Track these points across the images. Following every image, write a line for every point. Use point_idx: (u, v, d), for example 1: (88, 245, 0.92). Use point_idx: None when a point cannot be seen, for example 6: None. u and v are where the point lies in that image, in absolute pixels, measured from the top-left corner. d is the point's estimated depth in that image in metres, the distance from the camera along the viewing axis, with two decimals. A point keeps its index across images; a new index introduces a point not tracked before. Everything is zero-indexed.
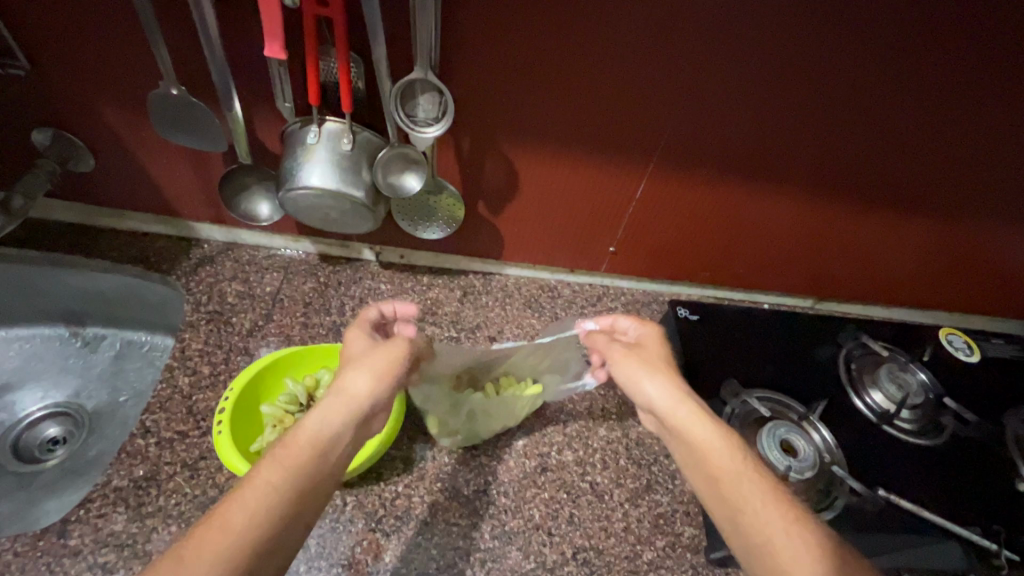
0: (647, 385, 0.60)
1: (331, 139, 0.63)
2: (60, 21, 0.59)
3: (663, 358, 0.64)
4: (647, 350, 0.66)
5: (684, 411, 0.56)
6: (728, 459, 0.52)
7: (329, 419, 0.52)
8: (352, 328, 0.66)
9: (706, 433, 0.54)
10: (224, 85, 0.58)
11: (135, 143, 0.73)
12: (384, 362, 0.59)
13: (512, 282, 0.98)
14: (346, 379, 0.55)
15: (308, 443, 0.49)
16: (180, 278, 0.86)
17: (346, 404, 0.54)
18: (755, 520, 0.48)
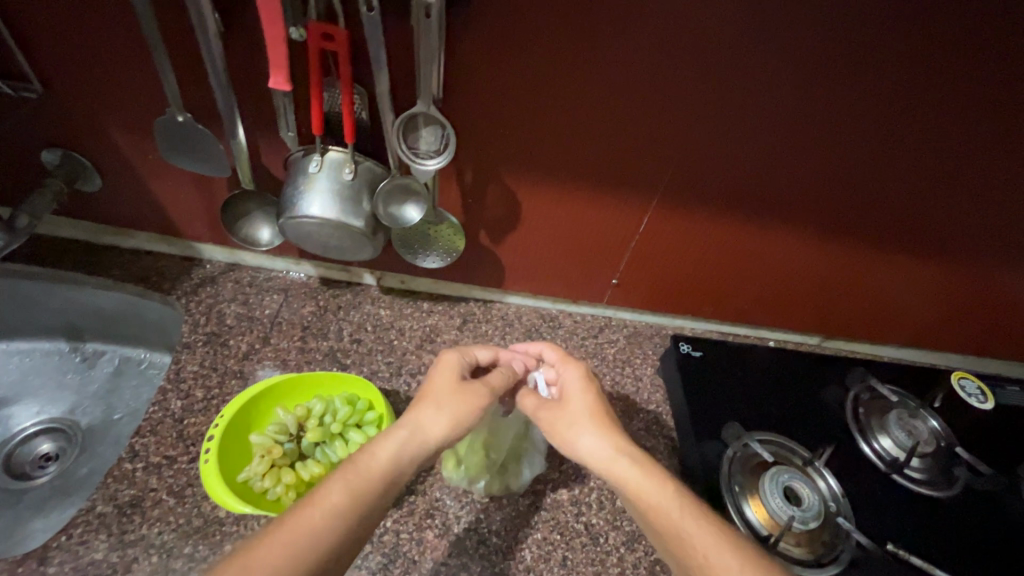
0: (583, 441, 0.59)
1: (333, 169, 0.63)
2: (73, 46, 0.60)
3: (591, 403, 0.64)
4: (569, 403, 0.64)
5: (622, 466, 0.56)
6: (668, 510, 0.52)
7: (403, 455, 0.53)
8: (447, 351, 0.67)
9: (649, 488, 0.53)
10: (228, 114, 0.59)
11: (142, 165, 0.74)
12: (467, 404, 0.60)
13: (512, 311, 0.97)
14: (428, 415, 0.57)
15: (381, 474, 0.50)
16: (180, 298, 0.86)
17: (424, 440, 0.55)
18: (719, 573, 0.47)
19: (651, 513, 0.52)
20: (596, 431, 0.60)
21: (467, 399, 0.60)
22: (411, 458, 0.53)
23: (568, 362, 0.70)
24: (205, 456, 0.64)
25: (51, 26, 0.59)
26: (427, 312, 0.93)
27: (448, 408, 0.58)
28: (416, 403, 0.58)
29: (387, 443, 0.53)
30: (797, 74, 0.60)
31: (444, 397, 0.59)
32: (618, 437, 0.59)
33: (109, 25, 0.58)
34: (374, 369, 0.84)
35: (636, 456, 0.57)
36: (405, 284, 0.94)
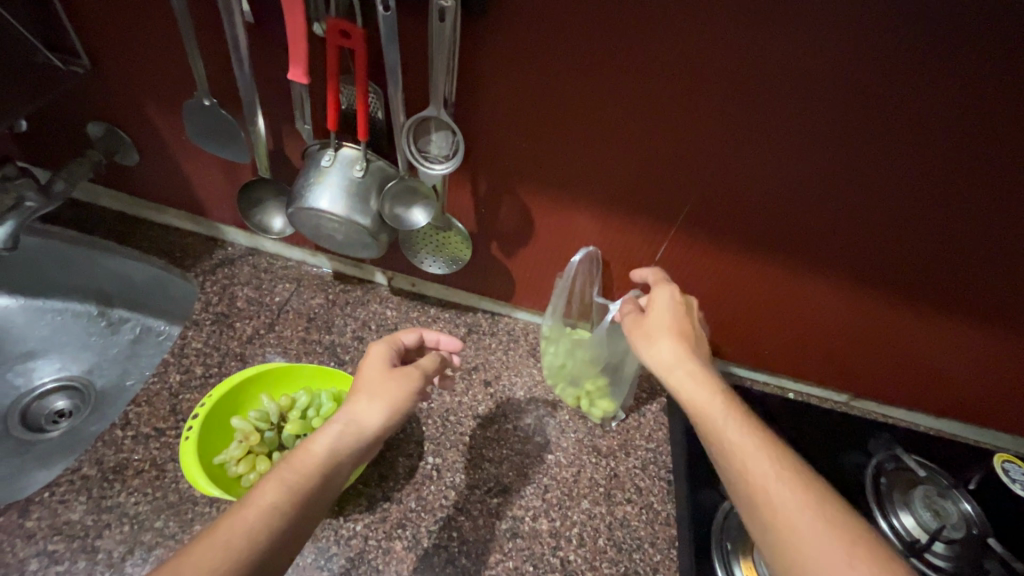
0: (659, 347, 0.60)
1: (344, 165, 0.64)
2: (119, 27, 0.63)
3: (675, 315, 0.63)
4: (648, 316, 0.64)
5: (698, 377, 0.56)
6: (709, 404, 0.54)
7: (340, 446, 0.52)
8: (375, 342, 0.65)
9: (701, 390, 0.55)
10: (250, 103, 0.60)
11: (175, 145, 0.77)
12: (400, 388, 0.58)
13: (519, 328, 0.94)
14: (365, 404, 0.56)
15: (318, 463, 0.50)
16: (197, 276, 0.88)
17: (361, 431, 0.54)
18: (761, 484, 0.48)
19: (708, 416, 0.53)
20: (676, 342, 0.60)
21: (401, 383, 0.59)
22: (350, 447, 0.53)
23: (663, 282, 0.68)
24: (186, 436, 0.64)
25: (102, 6, 0.62)
26: (433, 318, 0.92)
27: (383, 396, 0.57)
28: (349, 397, 0.57)
29: (327, 435, 0.52)
30: (827, 109, 0.57)
31: (375, 388, 0.57)
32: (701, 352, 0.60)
33: (150, 9, 0.60)
34: None
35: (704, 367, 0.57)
36: (416, 287, 0.93)
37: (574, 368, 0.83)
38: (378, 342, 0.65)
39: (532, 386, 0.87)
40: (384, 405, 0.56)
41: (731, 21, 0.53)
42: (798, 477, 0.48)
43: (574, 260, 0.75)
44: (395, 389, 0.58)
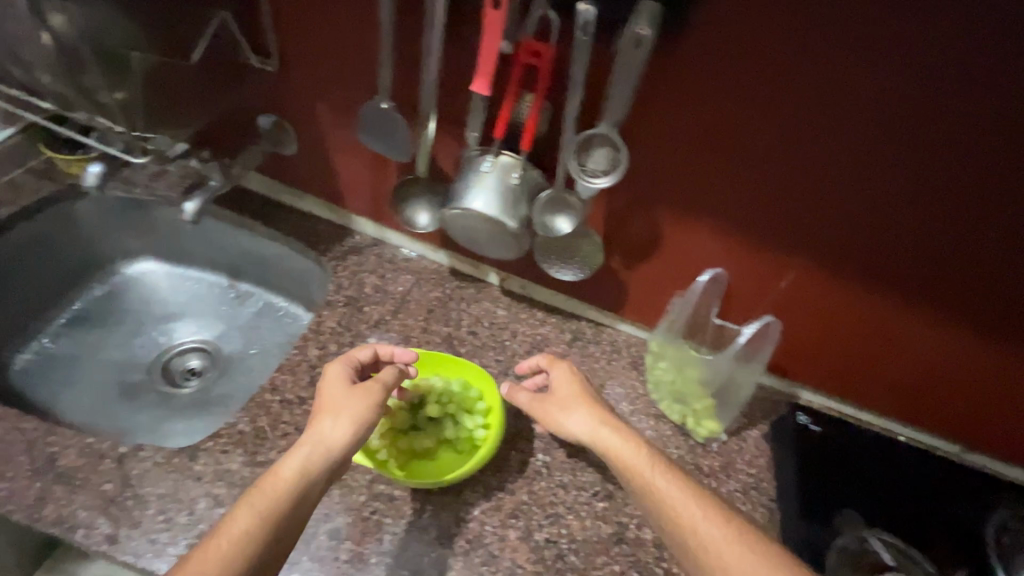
0: (571, 422, 0.69)
1: (502, 170, 0.68)
2: (318, 28, 0.70)
3: (578, 392, 0.72)
4: (558, 396, 0.72)
5: (608, 443, 0.65)
6: (639, 469, 0.62)
7: (309, 461, 0.59)
8: (330, 363, 0.70)
9: (633, 458, 0.63)
10: (428, 108, 0.66)
11: (333, 139, 0.85)
12: (366, 405, 0.65)
13: (623, 339, 0.95)
14: (331, 423, 0.62)
15: (287, 482, 0.57)
16: (330, 261, 0.96)
17: (328, 445, 0.61)
18: (690, 534, 0.56)
19: (639, 474, 0.61)
20: (582, 419, 0.68)
21: (366, 399, 0.65)
22: (325, 458, 0.60)
23: (559, 360, 0.75)
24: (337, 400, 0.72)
25: (308, 9, 0.69)
26: (540, 321, 0.96)
27: (348, 412, 0.64)
28: (314, 418, 0.64)
29: (296, 456, 0.59)
30: (990, 159, 0.56)
31: (337, 407, 0.64)
32: (608, 418, 0.68)
33: (353, 14, 0.67)
34: (483, 363, 0.88)
35: (620, 435, 0.66)
36: (525, 290, 0.97)
37: (686, 385, 0.85)
38: (334, 363, 0.70)
39: (635, 398, 0.89)
40: (349, 420, 0.63)
41: (902, 67, 0.54)
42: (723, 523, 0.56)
43: (699, 280, 0.77)
44: (359, 404, 0.64)
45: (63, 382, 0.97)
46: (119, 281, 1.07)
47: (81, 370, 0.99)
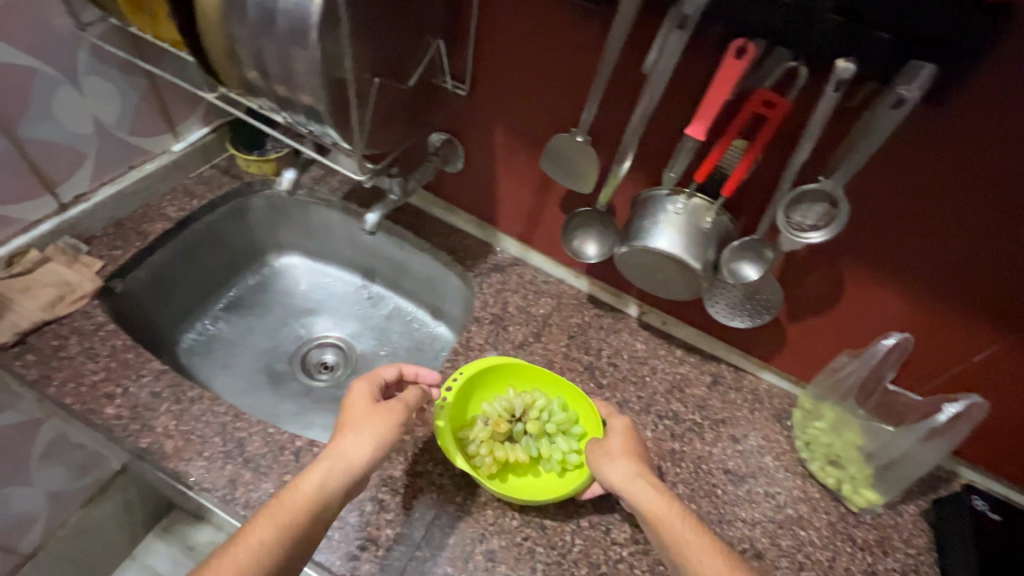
0: (611, 469, 0.66)
1: (693, 212, 0.67)
2: (523, 59, 0.72)
3: (629, 448, 0.69)
4: (607, 443, 0.69)
5: (641, 496, 0.63)
6: (666, 515, 0.61)
7: (329, 481, 0.60)
8: (356, 381, 0.70)
9: (661, 504, 0.62)
10: (630, 146, 0.65)
11: (502, 161, 0.87)
12: (385, 425, 0.65)
13: (763, 388, 0.92)
14: (351, 442, 0.63)
15: (308, 502, 0.58)
16: (476, 277, 0.98)
17: (348, 467, 0.62)
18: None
19: (663, 520, 0.61)
20: (619, 467, 0.66)
21: (383, 423, 0.65)
22: (340, 479, 0.61)
23: (617, 414, 0.73)
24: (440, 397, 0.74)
25: (517, 41, 0.71)
26: (679, 360, 0.94)
27: (369, 431, 0.64)
28: (336, 434, 0.65)
29: (314, 475, 0.60)
30: None
31: (361, 425, 0.65)
32: (648, 475, 0.66)
33: (565, 48, 0.68)
34: (625, 398, 0.87)
35: (656, 488, 0.64)
36: (666, 326, 0.96)
37: (843, 450, 0.80)
38: (359, 381, 0.70)
39: (780, 453, 0.85)
40: (370, 439, 0.63)
41: None
42: None
43: (883, 343, 0.73)
44: (379, 423, 0.65)
45: (218, 364, 1.04)
46: (269, 273, 1.15)
47: (232, 355, 1.06)
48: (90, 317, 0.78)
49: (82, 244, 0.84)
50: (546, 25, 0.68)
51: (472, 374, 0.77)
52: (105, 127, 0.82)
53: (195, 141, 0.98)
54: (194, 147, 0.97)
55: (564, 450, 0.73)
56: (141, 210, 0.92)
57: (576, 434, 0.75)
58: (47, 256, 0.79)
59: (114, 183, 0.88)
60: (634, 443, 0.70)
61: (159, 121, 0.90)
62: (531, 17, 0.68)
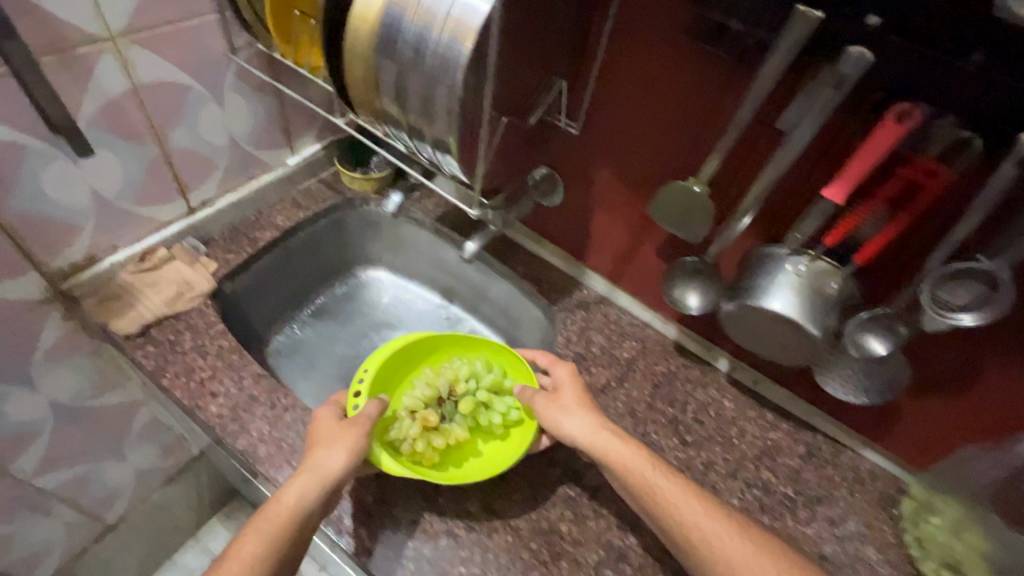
0: (570, 421, 0.72)
1: (818, 276, 0.62)
2: (640, 106, 0.70)
3: (579, 400, 0.75)
4: (561, 397, 0.76)
5: (605, 444, 0.69)
6: (636, 465, 0.67)
7: (308, 493, 0.62)
8: (322, 406, 0.73)
9: (626, 452, 0.68)
10: (751, 204, 0.62)
11: (601, 202, 0.86)
12: (353, 440, 0.67)
13: (865, 468, 0.84)
14: (324, 456, 0.64)
15: (290, 513, 0.61)
16: (560, 312, 0.96)
17: (324, 477, 0.63)
18: (693, 523, 0.62)
19: (632, 470, 0.66)
20: (580, 416, 0.72)
21: (352, 436, 0.67)
22: (316, 492, 0.63)
23: (560, 362, 0.81)
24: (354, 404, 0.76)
25: (636, 88, 0.69)
26: (771, 425, 0.88)
27: (341, 443, 0.66)
28: (310, 452, 0.66)
29: (292, 491, 0.62)
30: None
31: (333, 437, 0.67)
32: (606, 423, 0.72)
33: (688, 99, 0.65)
34: (710, 459, 0.81)
35: (615, 432, 0.71)
36: (757, 386, 0.91)
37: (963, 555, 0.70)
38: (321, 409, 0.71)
39: (883, 546, 0.77)
40: (341, 451, 0.65)
41: None
42: (739, 527, 0.62)
43: None
44: (351, 434, 0.67)
45: (301, 369, 1.07)
46: (355, 284, 1.19)
47: (314, 360, 1.09)
48: (203, 315, 0.83)
49: (201, 246, 0.90)
50: (671, 75, 0.65)
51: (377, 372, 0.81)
52: (237, 140, 0.89)
53: (308, 156, 1.04)
54: (306, 161, 1.03)
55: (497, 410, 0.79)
56: (254, 217, 0.98)
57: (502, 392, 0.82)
58: (172, 254, 0.86)
59: (235, 191, 0.94)
60: (582, 389, 0.77)
61: (280, 137, 0.96)
62: (653, 66, 0.66)
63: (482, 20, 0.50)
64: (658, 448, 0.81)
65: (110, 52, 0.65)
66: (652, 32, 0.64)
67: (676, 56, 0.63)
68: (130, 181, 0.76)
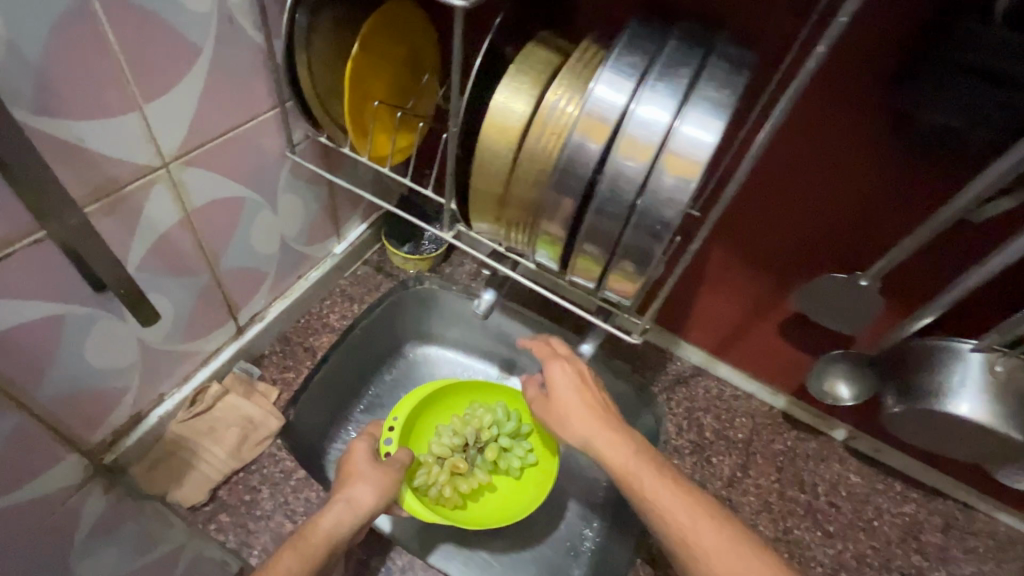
0: (573, 433, 0.61)
1: (1018, 379, 0.57)
2: (795, 188, 0.61)
3: (585, 398, 0.63)
4: (568, 406, 0.62)
5: (613, 459, 0.57)
6: (647, 478, 0.55)
7: (341, 525, 0.58)
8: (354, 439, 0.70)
9: (627, 459, 0.56)
10: (941, 304, 0.56)
11: (711, 281, 0.77)
12: (387, 479, 0.65)
13: (1005, 532, 0.80)
14: (358, 491, 0.61)
15: (323, 541, 0.56)
16: (661, 392, 0.88)
17: (357, 510, 0.60)
18: (671, 524, 0.52)
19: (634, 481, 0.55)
20: (586, 419, 0.61)
21: (384, 476, 0.65)
22: (351, 524, 0.59)
23: (557, 358, 0.67)
24: (386, 445, 0.77)
25: (791, 174, 0.60)
26: (903, 497, 0.82)
27: (376, 481, 0.64)
28: (343, 484, 0.63)
29: (328, 518, 0.58)
30: None
31: (369, 475, 0.64)
32: (614, 427, 0.60)
33: (864, 186, 0.56)
34: (860, 551, 0.76)
35: (612, 435, 0.59)
36: (876, 454, 0.84)
37: None
38: (356, 442, 0.69)
39: None
40: (375, 488, 0.62)
41: None
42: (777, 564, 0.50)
43: None
44: (388, 478, 0.64)
45: None
46: (404, 365, 1.04)
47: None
48: (277, 461, 0.70)
49: (255, 367, 0.76)
50: (844, 159, 0.56)
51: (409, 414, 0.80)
52: (287, 242, 0.75)
53: (354, 241, 0.90)
54: (353, 247, 0.89)
55: (521, 454, 0.81)
56: (304, 321, 0.84)
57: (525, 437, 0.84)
58: (226, 388, 0.72)
59: (285, 296, 0.80)
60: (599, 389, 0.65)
61: (329, 226, 0.83)
62: (820, 150, 0.56)
63: (713, 148, 0.39)
64: (806, 545, 0.75)
65: (163, 182, 0.52)
66: (824, 114, 0.54)
67: (855, 141, 0.54)
68: (179, 318, 0.63)
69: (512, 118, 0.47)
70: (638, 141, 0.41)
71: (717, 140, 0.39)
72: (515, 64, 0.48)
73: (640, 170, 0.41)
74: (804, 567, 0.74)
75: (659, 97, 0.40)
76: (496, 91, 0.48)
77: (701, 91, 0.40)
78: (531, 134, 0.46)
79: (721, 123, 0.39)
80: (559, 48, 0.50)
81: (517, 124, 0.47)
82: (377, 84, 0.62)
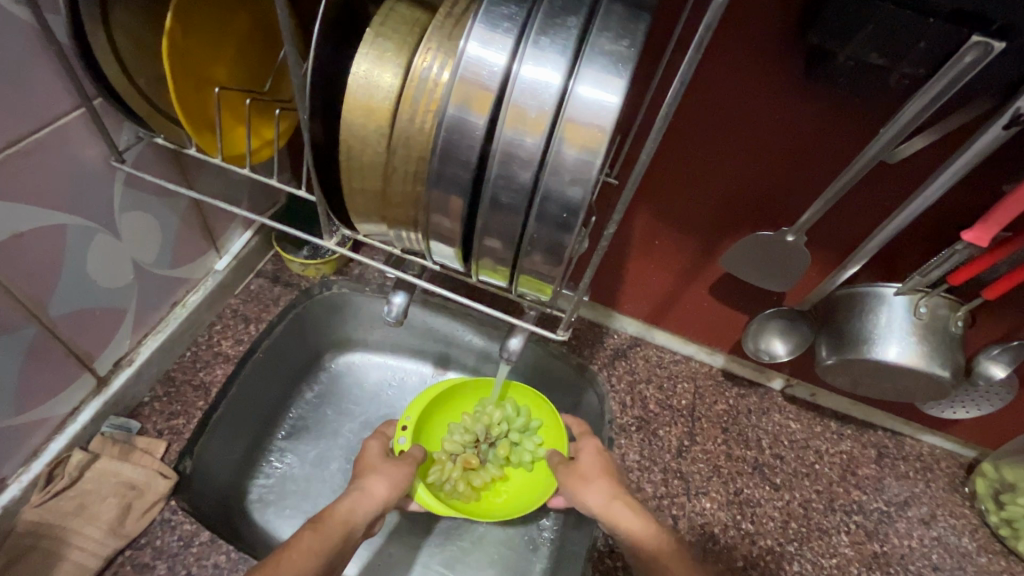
0: (588, 493, 0.61)
1: (938, 318, 0.57)
2: (713, 140, 0.56)
3: (603, 467, 0.64)
4: (582, 466, 0.64)
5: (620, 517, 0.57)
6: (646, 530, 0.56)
7: (358, 508, 0.61)
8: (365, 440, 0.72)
9: (629, 513, 0.58)
10: (870, 249, 0.54)
11: (638, 250, 0.72)
12: (401, 474, 0.67)
13: (928, 452, 0.85)
14: (370, 484, 0.64)
15: (342, 523, 0.58)
16: (601, 370, 0.84)
17: (371, 499, 0.62)
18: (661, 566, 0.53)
19: (632, 532, 0.56)
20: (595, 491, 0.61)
21: (397, 472, 0.67)
22: (365, 510, 0.61)
23: (586, 435, 0.68)
24: (398, 444, 0.74)
25: (711, 128, 0.54)
26: (838, 435, 0.84)
27: (387, 474, 0.66)
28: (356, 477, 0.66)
29: (344, 504, 0.60)
30: None
31: (384, 467, 0.67)
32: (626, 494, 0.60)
33: (784, 131, 0.52)
34: (806, 498, 0.77)
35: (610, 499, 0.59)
36: (813, 397, 0.86)
37: None
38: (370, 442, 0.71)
39: (971, 529, 0.78)
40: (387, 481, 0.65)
41: None
42: None
43: None
44: (398, 468, 0.67)
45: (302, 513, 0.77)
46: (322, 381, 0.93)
47: (314, 504, 0.76)
48: (173, 528, 0.59)
49: (133, 421, 0.64)
50: (762, 103, 0.51)
51: (419, 413, 0.76)
52: (143, 268, 0.62)
53: (239, 252, 0.76)
54: (239, 259, 0.76)
55: (531, 448, 0.76)
56: (191, 353, 0.72)
57: (535, 430, 0.78)
58: (95, 453, 0.60)
59: (157, 332, 0.67)
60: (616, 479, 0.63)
61: (200, 239, 0.69)
62: (736, 95, 0.51)
63: (618, 112, 0.33)
64: (756, 502, 0.75)
65: None
66: (736, 55, 0.48)
67: (771, 82, 0.49)
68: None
69: (377, 95, 0.38)
70: (528, 112, 0.34)
71: (621, 102, 0.33)
72: (371, 28, 0.39)
73: (538, 146, 0.35)
74: (757, 525, 0.73)
75: (546, 55, 0.34)
76: (354, 62, 0.39)
77: (597, 45, 0.33)
78: (401, 112, 0.38)
79: (623, 80, 0.33)
80: (426, 4, 0.41)
81: (386, 102, 0.38)
82: (216, 66, 0.50)
